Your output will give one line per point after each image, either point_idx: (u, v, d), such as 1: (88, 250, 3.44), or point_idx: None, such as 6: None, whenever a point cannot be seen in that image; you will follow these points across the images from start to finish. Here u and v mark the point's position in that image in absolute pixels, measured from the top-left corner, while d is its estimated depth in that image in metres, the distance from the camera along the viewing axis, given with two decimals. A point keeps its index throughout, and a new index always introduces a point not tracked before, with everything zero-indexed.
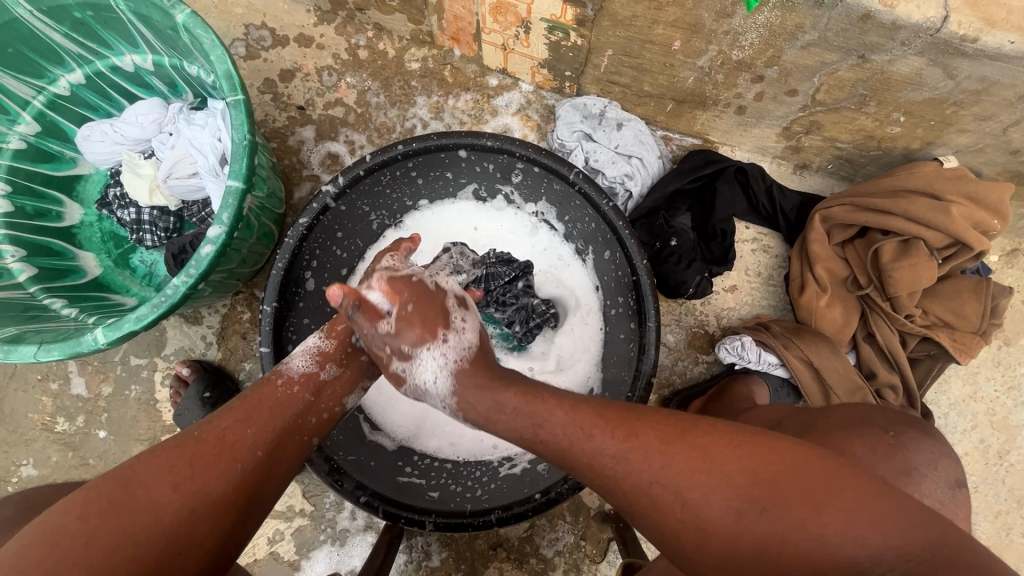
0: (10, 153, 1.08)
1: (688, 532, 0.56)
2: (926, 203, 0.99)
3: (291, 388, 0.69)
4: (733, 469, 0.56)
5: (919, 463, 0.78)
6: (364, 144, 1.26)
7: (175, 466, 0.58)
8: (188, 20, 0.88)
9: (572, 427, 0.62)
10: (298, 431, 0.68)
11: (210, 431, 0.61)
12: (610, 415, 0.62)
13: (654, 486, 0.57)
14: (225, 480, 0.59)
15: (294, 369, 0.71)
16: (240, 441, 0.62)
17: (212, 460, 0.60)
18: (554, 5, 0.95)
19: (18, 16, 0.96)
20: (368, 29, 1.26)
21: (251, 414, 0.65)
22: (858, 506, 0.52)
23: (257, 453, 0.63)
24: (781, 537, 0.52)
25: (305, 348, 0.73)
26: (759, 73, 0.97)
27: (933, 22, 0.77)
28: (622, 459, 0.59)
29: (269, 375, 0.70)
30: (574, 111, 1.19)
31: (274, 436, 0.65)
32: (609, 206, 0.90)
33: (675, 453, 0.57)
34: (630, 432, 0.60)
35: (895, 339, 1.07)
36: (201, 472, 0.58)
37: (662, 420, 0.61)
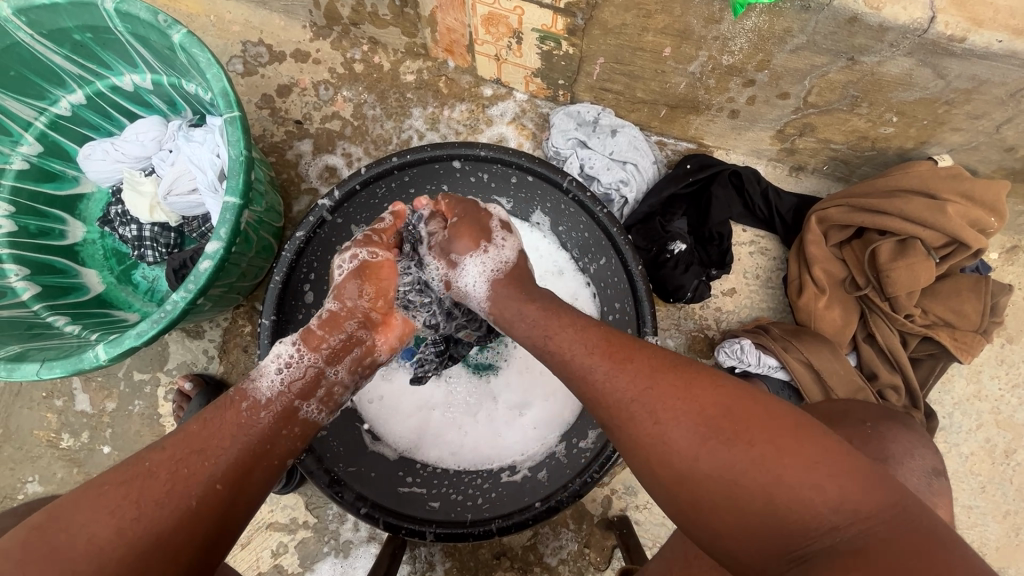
0: (13, 173, 1.10)
1: (652, 453, 0.57)
2: (922, 203, 0.99)
3: (251, 414, 0.65)
4: (707, 407, 0.56)
5: (896, 451, 0.77)
6: (361, 157, 1.28)
7: (121, 503, 0.56)
8: (185, 39, 0.90)
9: (577, 347, 0.65)
10: (264, 459, 0.64)
11: (160, 466, 0.59)
12: (610, 341, 0.65)
13: (632, 404, 0.59)
14: (176, 515, 0.57)
15: (260, 391, 0.67)
16: (196, 472, 0.59)
17: (159, 497, 0.57)
18: (544, 15, 0.96)
19: (19, 41, 0.97)
20: (363, 43, 1.27)
21: (206, 443, 0.61)
22: (819, 457, 0.52)
23: (214, 485, 0.59)
24: (739, 476, 0.53)
25: (274, 368, 0.69)
26: (750, 78, 0.98)
27: (920, 23, 0.77)
28: (609, 376, 0.61)
29: (237, 388, 0.67)
30: (568, 118, 1.20)
31: (233, 465, 0.61)
32: (603, 212, 0.91)
33: (661, 378, 0.59)
34: (627, 356, 0.62)
35: (895, 339, 1.06)
36: (150, 508, 0.57)
37: (659, 354, 0.63)
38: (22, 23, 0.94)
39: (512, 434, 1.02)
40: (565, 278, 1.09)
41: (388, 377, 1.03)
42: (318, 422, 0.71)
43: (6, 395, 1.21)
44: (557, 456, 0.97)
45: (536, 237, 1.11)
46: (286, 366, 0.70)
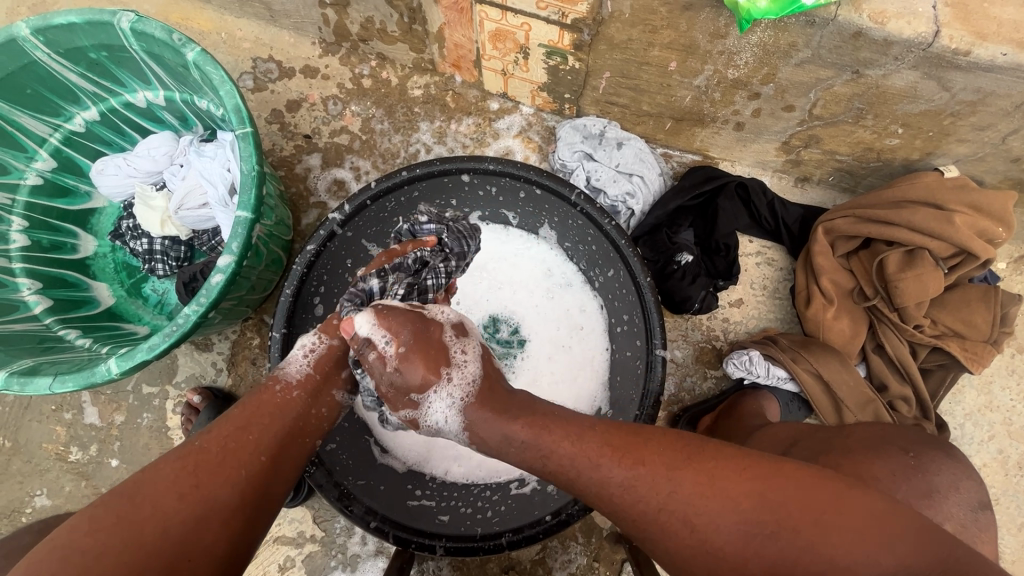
0: (28, 189, 1.12)
1: (701, 559, 0.58)
2: (929, 213, 0.99)
3: (285, 394, 0.70)
4: (740, 499, 0.57)
5: (941, 485, 0.77)
6: (369, 170, 1.29)
7: (179, 476, 0.59)
8: (199, 57, 0.92)
9: (583, 451, 0.62)
10: (300, 435, 0.69)
11: (211, 440, 0.62)
12: (612, 444, 0.63)
13: (661, 512, 0.58)
14: (232, 483, 0.60)
15: (290, 372, 0.72)
16: (248, 444, 0.63)
17: (216, 468, 0.60)
18: (551, 31, 0.98)
19: (36, 59, 0.99)
20: (372, 59, 1.29)
21: (251, 419, 0.65)
22: (859, 530, 0.54)
23: (262, 456, 0.64)
24: (793, 563, 0.54)
25: (300, 354, 0.74)
26: (755, 91, 0.99)
27: (925, 37, 0.78)
28: (630, 486, 0.60)
29: (270, 376, 0.71)
30: (574, 131, 1.21)
31: (275, 440, 0.66)
32: (611, 225, 0.92)
33: (681, 475, 0.59)
34: (637, 459, 0.61)
35: (904, 350, 1.06)
36: (208, 479, 0.60)
37: (665, 447, 0.61)
38: (40, 42, 0.96)
39: None
40: (572, 290, 1.10)
41: None
42: (343, 403, 0.76)
43: (15, 408, 1.21)
44: None
45: (542, 249, 1.12)
46: (311, 351, 0.74)
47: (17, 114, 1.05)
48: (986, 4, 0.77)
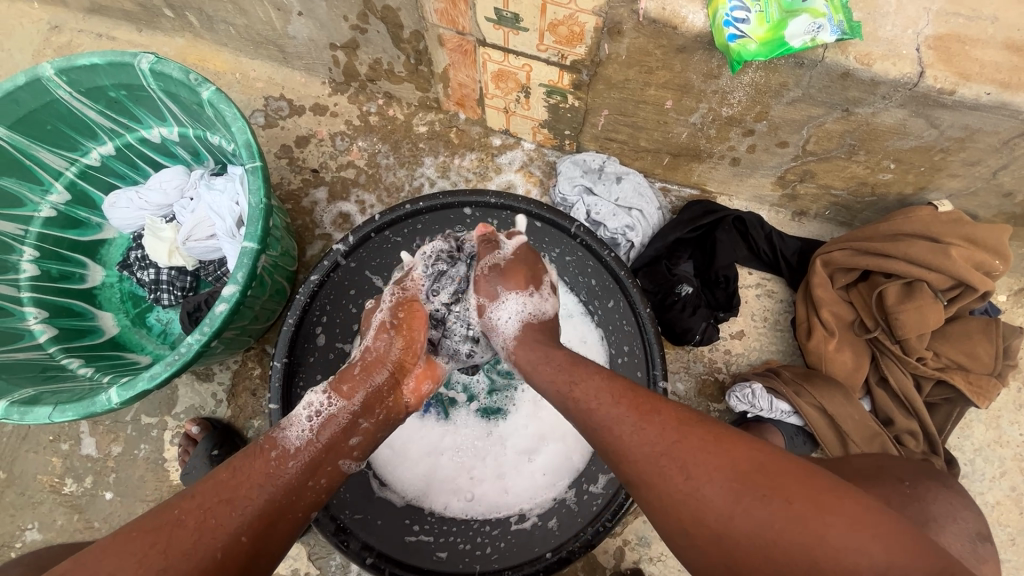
0: (41, 221, 1.14)
1: (685, 511, 0.56)
2: (925, 247, 1.00)
3: (279, 459, 0.65)
4: (741, 462, 0.56)
5: (939, 514, 0.77)
6: (374, 203, 1.32)
7: (147, 552, 0.55)
8: (214, 96, 0.96)
9: (602, 397, 0.64)
10: (290, 508, 0.64)
11: (188, 514, 0.58)
12: (636, 393, 0.64)
13: (660, 458, 0.58)
14: (198, 568, 0.55)
15: (290, 438, 0.68)
16: (226, 521, 0.58)
17: (186, 549, 0.56)
18: (551, 71, 1.02)
19: (58, 97, 1.03)
20: (379, 97, 1.34)
21: (234, 491, 0.61)
22: (857, 516, 0.52)
23: (241, 537, 0.58)
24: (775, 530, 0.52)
25: (305, 416, 0.71)
26: (749, 128, 1.02)
27: (911, 78, 0.81)
28: (636, 428, 0.61)
29: (266, 437, 0.68)
30: (574, 166, 1.24)
31: (260, 517, 0.61)
32: (611, 256, 0.94)
33: (688, 430, 0.59)
34: (652, 407, 0.62)
35: (908, 383, 1.05)
36: (176, 559, 0.55)
37: (684, 406, 0.63)
38: (63, 82, 1.00)
39: (522, 481, 0.99)
40: (573, 322, 1.10)
41: None
42: (349, 472, 0.73)
43: (13, 438, 1.20)
44: (568, 503, 0.94)
45: None
46: (317, 413, 0.71)
47: (35, 149, 1.08)
48: (967, 47, 0.81)
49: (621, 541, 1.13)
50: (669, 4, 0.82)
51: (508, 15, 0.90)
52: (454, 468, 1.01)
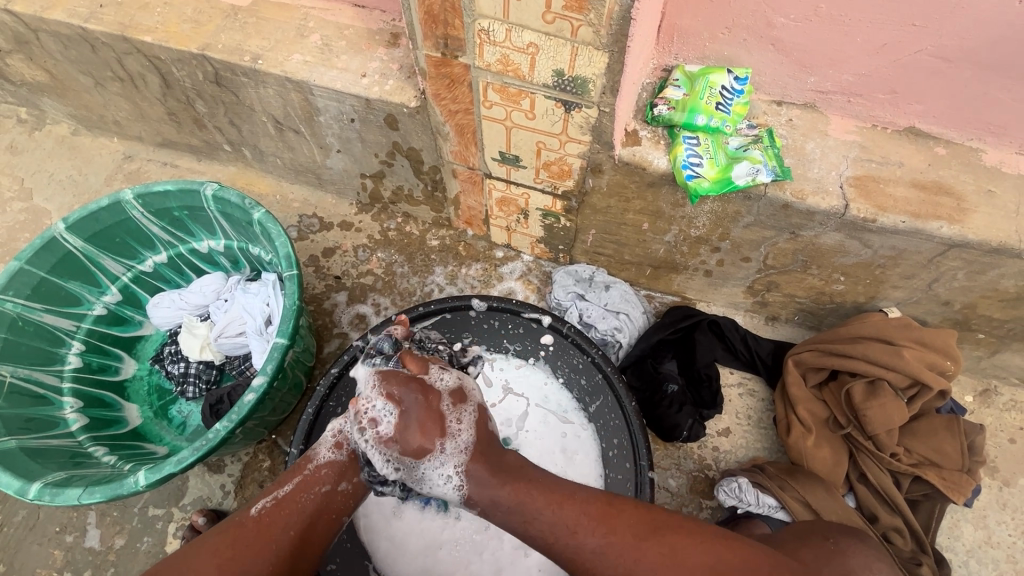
0: (91, 318, 1.28)
1: None
2: (881, 348, 1.12)
3: (313, 469, 0.78)
4: (693, 562, 0.69)
5: (857, 567, 0.87)
6: (388, 306, 1.47)
7: (219, 551, 0.70)
8: (263, 217, 1.15)
9: (559, 527, 0.71)
10: (327, 513, 0.77)
11: (247, 517, 0.73)
12: (593, 505, 0.73)
13: (631, 575, 0.69)
14: (260, 556, 0.71)
15: (323, 457, 0.78)
16: (277, 521, 0.73)
17: (249, 547, 0.71)
18: (546, 198, 1.22)
19: (131, 216, 1.22)
20: (398, 216, 1.56)
21: (282, 501, 0.75)
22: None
23: (289, 532, 0.73)
24: None
25: (329, 435, 0.79)
26: (716, 246, 1.19)
27: (838, 208, 0.99)
28: (605, 547, 0.70)
29: (306, 454, 0.80)
30: (567, 276, 1.40)
31: (306, 518, 0.75)
32: (598, 352, 1.07)
33: (652, 544, 0.70)
34: (609, 528, 0.71)
35: (887, 479, 1.10)
36: (242, 552, 0.70)
37: (642, 510, 0.73)
38: (138, 204, 1.20)
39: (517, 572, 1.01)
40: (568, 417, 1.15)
41: (398, 514, 1.04)
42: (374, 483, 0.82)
43: (19, 529, 1.23)
44: None
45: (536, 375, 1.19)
46: (339, 429, 0.80)
47: (102, 257, 1.25)
48: (880, 185, 1.00)
49: None
50: (638, 152, 1.03)
51: (510, 156, 1.11)
52: (450, 565, 1.02)
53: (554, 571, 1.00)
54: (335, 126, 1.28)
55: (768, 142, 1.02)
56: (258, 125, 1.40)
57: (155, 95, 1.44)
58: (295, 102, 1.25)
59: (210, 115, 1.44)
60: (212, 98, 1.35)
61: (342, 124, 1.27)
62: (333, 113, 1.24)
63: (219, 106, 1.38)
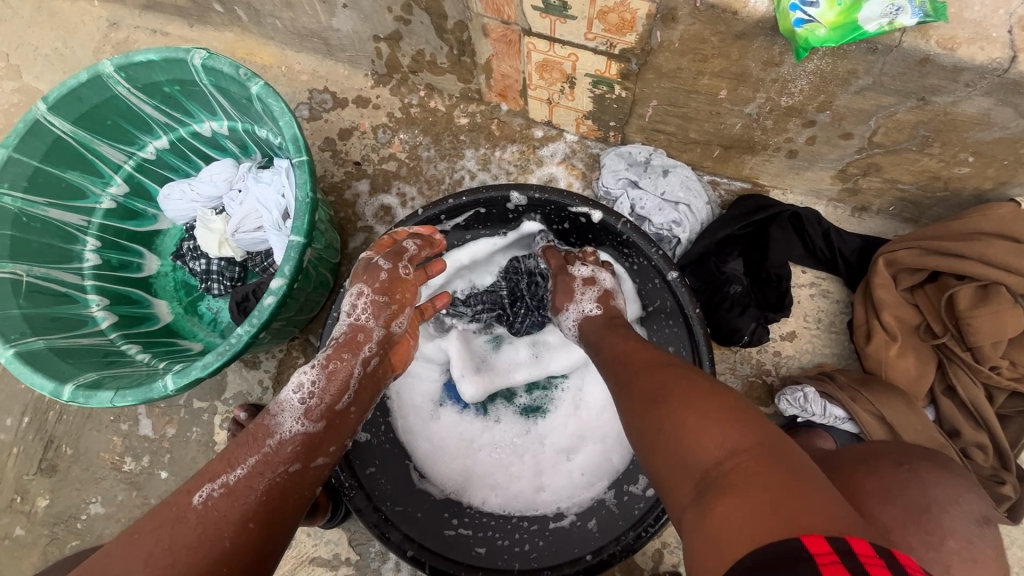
0: (102, 212, 1.19)
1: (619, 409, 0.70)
2: (1005, 247, 0.93)
3: (275, 443, 0.68)
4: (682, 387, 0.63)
5: (939, 497, 0.76)
6: (415, 196, 1.32)
7: (153, 550, 0.58)
8: (262, 90, 0.97)
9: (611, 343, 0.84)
10: (292, 491, 0.67)
11: (189, 506, 0.61)
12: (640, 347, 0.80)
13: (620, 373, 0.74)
14: (213, 554, 0.58)
15: (284, 429, 0.69)
16: (232, 508, 0.62)
17: (196, 542, 0.58)
18: (598, 60, 0.98)
19: (117, 93, 1.06)
20: (420, 89, 1.34)
21: (235, 485, 0.63)
22: (734, 425, 0.55)
23: (247, 523, 0.62)
24: (658, 418, 0.62)
25: (296, 399, 0.71)
26: (810, 118, 0.96)
27: (1000, 63, 0.74)
28: (613, 358, 0.78)
29: (259, 421, 0.70)
30: (619, 159, 1.20)
31: (268, 499, 0.64)
32: (658, 252, 0.90)
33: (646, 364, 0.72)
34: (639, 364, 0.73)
35: (979, 394, 0.98)
36: (188, 550, 0.58)
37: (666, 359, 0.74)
38: (121, 78, 1.03)
39: (558, 479, 0.98)
40: None
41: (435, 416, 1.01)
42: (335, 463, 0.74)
43: (77, 417, 1.27)
44: (606, 504, 0.93)
45: None
46: (308, 394, 0.72)
47: (97, 143, 1.12)
48: None
49: (661, 543, 1.10)
50: None
51: (556, 3, 0.87)
52: (490, 466, 0.99)
53: (598, 475, 0.96)
54: None
55: None
56: None
57: None
58: None
59: None
60: None
61: None
62: None
63: None
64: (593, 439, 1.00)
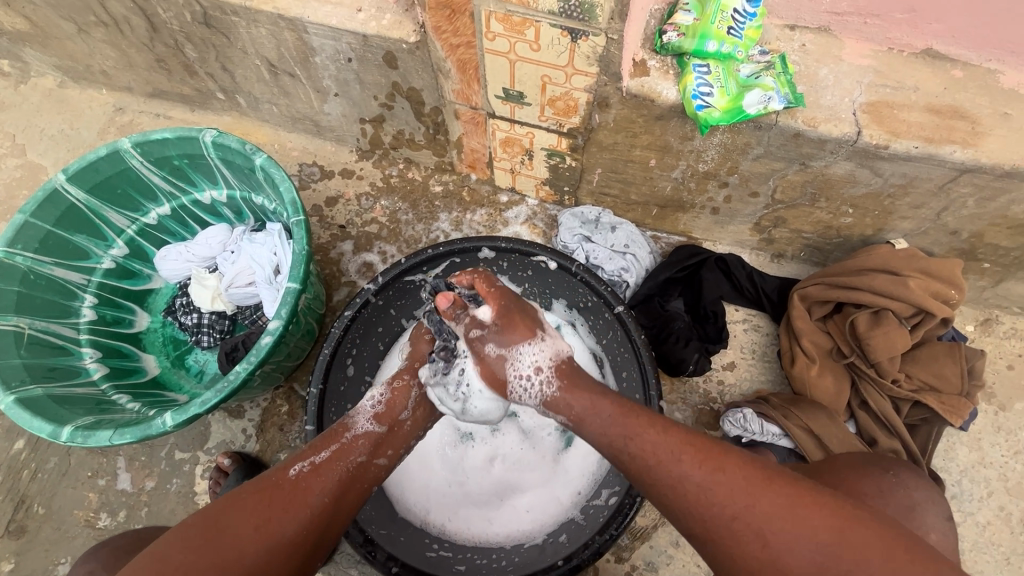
0: (102, 271, 1.29)
1: (698, 517, 0.67)
2: (886, 279, 1.13)
3: (353, 457, 0.78)
4: (815, 526, 0.62)
5: (920, 500, 0.95)
6: (395, 254, 1.47)
7: (258, 506, 0.69)
8: (265, 162, 1.13)
9: (659, 450, 0.70)
10: (360, 481, 0.78)
11: (285, 477, 0.72)
12: (693, 443, 0.70)
13: (710, 485, 0.67)
14: (298, 518, 0.70)
15: (358, 429, 0.80)
16: (316, 484, 0.73)
17: (288, 505, 0.70)
18: (551, 137, 1.20)
19: (131, 165, 1.20)
20: (400, 162, 1.53)
21: (320, 466, 0.75)
22: (919, 562, 0.60)
23: (325, 499, 0.73)
24: (776, 543, 0.62)
25: (369, 406, 0.83)
26: (724, 181, 1.18)
27: (850, 136, 0.97)
28: (704, 474, 0.67)
29: (340, 425, 0.81)
30: (573, 218, 1.39)
31: (342, 483, 0.75)
32: (607, 290, 1.08)
33: (726, 462, 0.68)
34: (718, 465, 0.68)
35: (887, 405, 1.14)
36: (279, 514, 0.69)
37: (725, 444, 0.71)
38: (137, 153, 1.18)
39: (512, 511, 1.05)
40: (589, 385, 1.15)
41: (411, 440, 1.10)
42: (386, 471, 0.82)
43: (53, 475, 1.28)
44: (575, 520, 1.02)
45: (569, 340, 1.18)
46: (379, 401, 0.84)
47: (105, 210, 1.24)
48: (894, 111, 0.97)
49: (630, 567, 1.17)
50: (647, 83, 1.00)
51: (515, 93, 1.08)
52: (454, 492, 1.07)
53: (544, 513, 1.04)
54: (332, 67, 1.24)
55: (781, 69, 0.98)
56: (252, 70, 1.36)
57: (143, 41, 1.39)
58: (288, 42, 1.20)
59: (201, 60, 1.39)
60: (202, 40, 1.30)
61: (339, 65, 1.23)
62: (329, 53, 1.19)
63: (210, 50, 1.33)
64: (536, 483, 1.07)
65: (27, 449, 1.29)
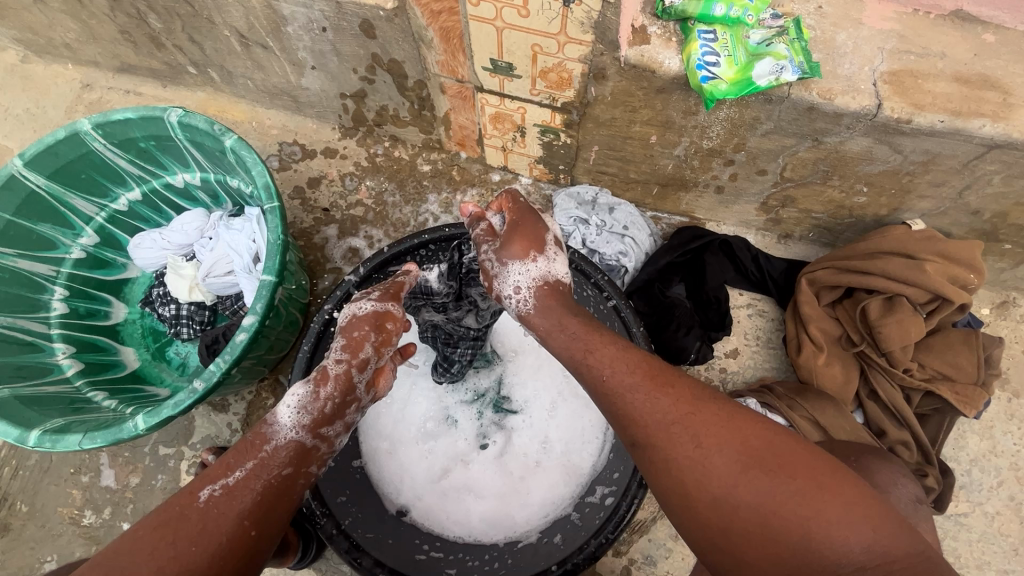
0: (71, 262, 1.23)
1: (689, 476, 0.62)
2: (901, 262, 1.07)
3: (275, 471, 0.72)
4: (749, 437, 0.62)
5: (882, 481, 0.93)
6: (382, 238, 1.40)
7: (158, 545, 0.63)
8: (236, 143, 1.04)
9: (616, 367, 0.71)
10: (285, 494, 0.72)
11: (191, 507, 0.66)
12: (648, 365, 0.70)
13: (672, 426, 0.64)
14: (211, 549, 0.64)
15: (280, 436, 0.74)
16: (232, 508, 0.67)
17: (196, 535, 0.64)
18: (544, 113, 1.11)
19: (94, 149, 1.12)
20: (385, 140, 1.44)
21: (235, 486, 0.68)
22: (853, 499, 0.58)
23: (244, 521, 0.67)
24: (778, 508, 0.58)
25: (292, 414, 0.75)
26: (729, 158, 1.10)
27: (869, 109, 0.88)
28: (651, 398, 0.67)
29: (254, 432, 0.74)
30: (569, 199, 1.31)
31: (261, 502, 0.69)
32: (603, 279, 1.02)
33: (700, 408, 0.65)
34: (668, 383, 0.68)
35: (897, 395, 1.09)
36: (185, 546, 0.63)
37: (698, 387, 0.68)
38: (98, 135, 1.09)
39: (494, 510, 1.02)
40: None
41: (393, 441, 1.06)
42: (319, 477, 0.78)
43: (35, 472, 1.24)
44: (571, 519, 0.98)
45: None
46: (301, 408, 0.76)
47: (70, 197, 1.17)
48: (919, 81, 0.89)
49: (627, 560, 1.14)
50: (647, 51, 0.90)
51: (503, 64, 0.99)
52: (433, 489, 1.04)
53: (497, 527, 1.01)
54: (306, 38, 1.15)
55: (795, 34, 0.89)
56: (221, 41, 1.26)
57: (102, 10, 1.29)
58: (257, 10, 1.10)
59: (167, 31, 1.28)
60: (165, 9, 1.20)
61: (314, 35, 1.13)
62: (301, 21, 1.10)
63: (175, 19, 1.23)
64: (494, 493, 1.04)
65: (7, 447, 1.25)
